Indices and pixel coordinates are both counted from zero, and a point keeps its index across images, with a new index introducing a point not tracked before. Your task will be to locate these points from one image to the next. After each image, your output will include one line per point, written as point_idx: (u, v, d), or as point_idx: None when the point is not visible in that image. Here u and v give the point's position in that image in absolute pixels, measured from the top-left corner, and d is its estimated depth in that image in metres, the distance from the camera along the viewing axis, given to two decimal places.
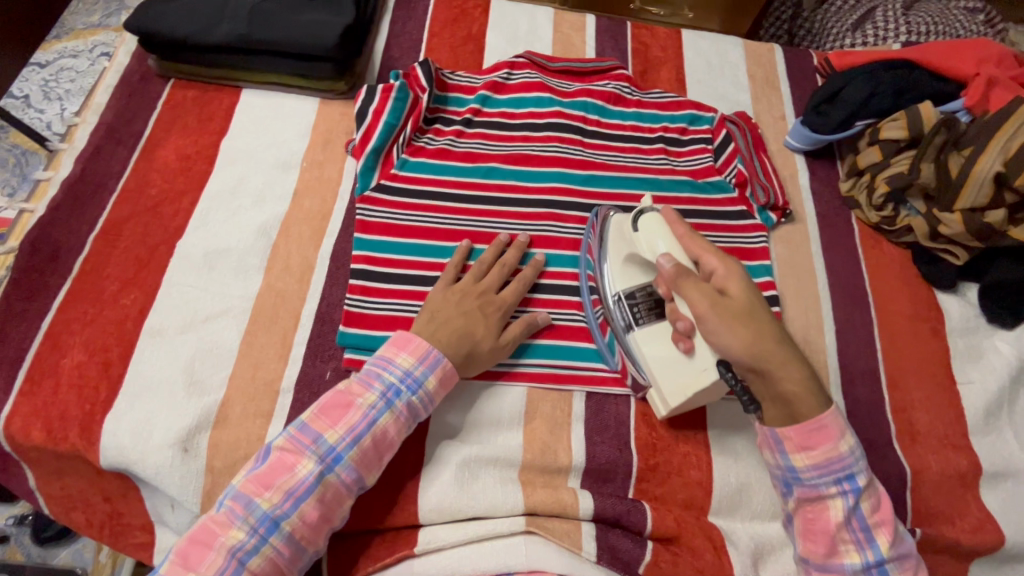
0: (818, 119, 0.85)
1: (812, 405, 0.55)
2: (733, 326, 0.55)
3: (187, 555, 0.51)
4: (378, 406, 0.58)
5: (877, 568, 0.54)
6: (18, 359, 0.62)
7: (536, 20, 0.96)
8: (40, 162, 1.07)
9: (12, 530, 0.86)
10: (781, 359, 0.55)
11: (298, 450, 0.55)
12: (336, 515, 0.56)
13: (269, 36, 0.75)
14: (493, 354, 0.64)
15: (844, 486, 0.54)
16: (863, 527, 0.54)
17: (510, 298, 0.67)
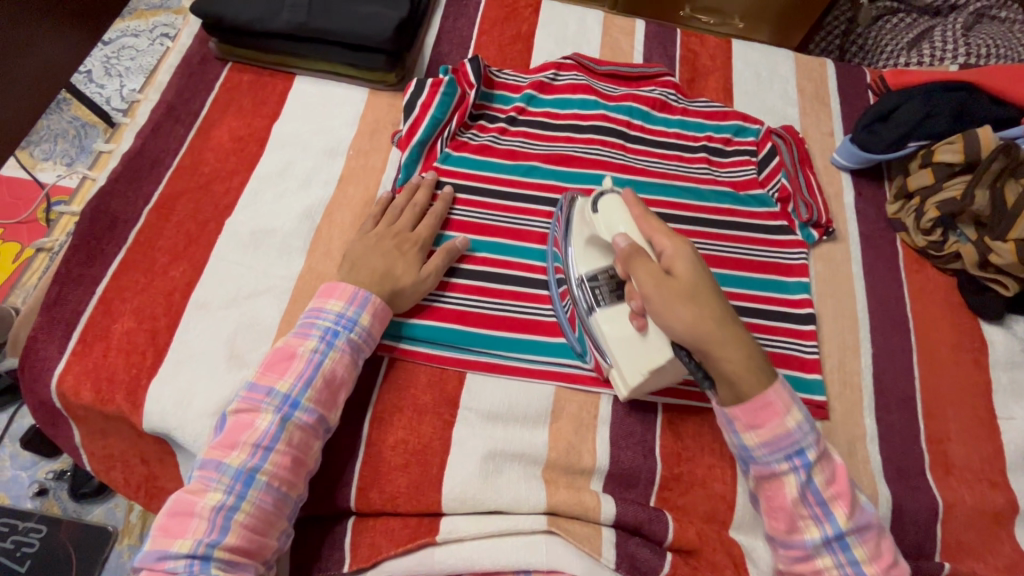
0: (868, 138, 0.83)
1: (756, 387, 0.53)
2: (675, 306, 0.53)
3: (170, 527, 0.52)
4: (319, 349, 0.60)
5: (837, 541, 0.53)
6: (73, 321, 0.65)
7: (586, 23, 0.97)
8: (98, 135, 1.12)
9: (53, 483, 0.91)
10: (724, 341, 0.53)
11: (252, 407, 0.57)
12: (308, 456, 0.58)
13: (326, 25, 0.77)
14: (416, 290, 0.67)
15: (796, 461, 0.53)
16: (819, 500, 0.54)
17: (427, 235, 0.71)
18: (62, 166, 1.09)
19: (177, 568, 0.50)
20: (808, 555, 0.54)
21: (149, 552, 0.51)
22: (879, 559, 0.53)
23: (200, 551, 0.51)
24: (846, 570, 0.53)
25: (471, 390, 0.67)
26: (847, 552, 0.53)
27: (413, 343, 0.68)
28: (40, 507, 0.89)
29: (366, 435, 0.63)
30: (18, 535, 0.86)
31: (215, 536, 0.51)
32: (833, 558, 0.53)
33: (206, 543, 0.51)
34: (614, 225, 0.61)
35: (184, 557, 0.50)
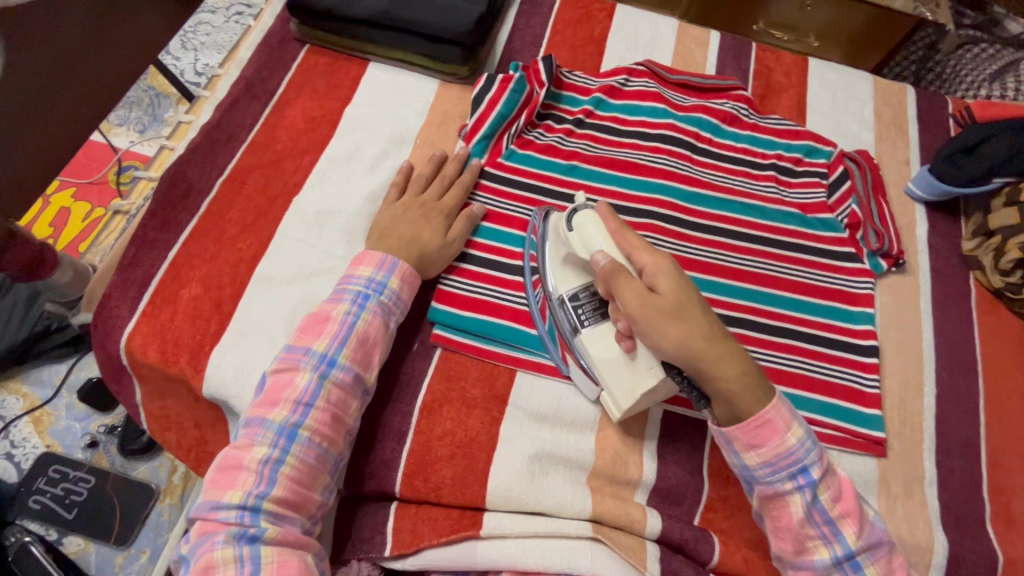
0: (948, 170, 0.80)
1: (757, 399, 0.52)
2: (664, 322, 0.52)
3: (219, 481, 0.52)
4: (352, 311, 0.61)
5: (848, 562, 0.53)
6: (144, 284, 0.67)
7: (659, 31, 0.96)
8: (171, 105, 1.16)
9: (104, 437, 0.95)
10: (719, 351, 0.52)
11: (291, 366, 0.58)
12: (347, 415, 0.58)
13: (407, 14, 0.78)
14: (442, 255, 0.69)
15: (799, 481, 0.53)
16: (825, 520, 0.53)
17: (453, 204, 0.72)
18: (134, 133, 1.13)
19: (228, 518, 0.50)
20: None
21: (201, 506, 0.52)
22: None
23: (250, 502, 0.51)
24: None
25: (520, 389, 0.66)
26: (859, 574, 0.52)
27: (465, 336, 0.68)
28: (90, 459, 0.94)
29: (415, 422, 0.64)
30: (68, 483, 0.91)
31: (264, 488, 0.52)
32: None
33: (255, 495, 0.51)
34: (594, 243, 0.59)
35: (234, 509, 0.50)
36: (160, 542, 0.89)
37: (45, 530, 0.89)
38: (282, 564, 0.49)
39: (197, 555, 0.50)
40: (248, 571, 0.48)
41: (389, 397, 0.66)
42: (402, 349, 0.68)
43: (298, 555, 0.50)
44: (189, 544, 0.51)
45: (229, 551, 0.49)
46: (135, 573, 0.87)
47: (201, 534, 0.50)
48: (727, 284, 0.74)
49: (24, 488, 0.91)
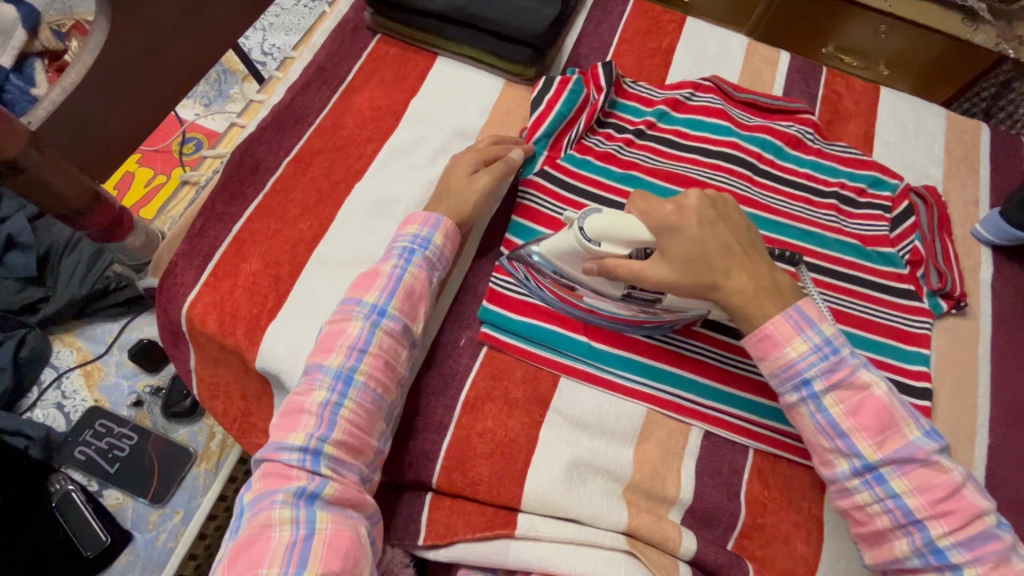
0: (1021, 216, 0.77)
1: (770, 314, 0.56)
2: (666, 274, 0.57)
3: (283, 424, 0.55)
4: (400, 266, 0.63)
5: (872, 475, 0.53)
6: (209, 255, 0.69)
7: (728, 47, 0.95)
8: (236, 82, 1.19)
9: (149, 398, 0.99)
10: (725, 281, 0.57)
11: (344, 317, 0.60)
12: (399, 364, 0.60)
13: (482, 12, 0.79)
14: (472, 193, 0.70)
15: (805, 393, 0.56)
16: (838, 433, 0.54)
17: (490, 150, 0.73)
18: (200, 106, 1.16)
19: (291, 460, 0.52)
20: (846, 489, 0.55)
21: (266, 456, 0.54)
22: (926, 492, 0.52)
23: (311, 445, 0.53)
24: (887, 502, 0.53)
25: (563, 393, 0.66)
26: (884, 485, 0.53)
27: (511, 336, 0.68)
28: (135, 417, 0.98)
29: (456, 417, 0.64)
30: (112, 438, 0.95)
31: (324, 431, 0.54)
32: (870, 492, 0.53)
33: (317, 438, 0.53)
34: (611, 238, 0.58)
35: (296, 451, 0.52)
36: (193, 504, 0.92)
37: (87, 480, 0.93)
38: (335, 533, 0.48)
39: (255, 510, 0.50)
40: (303, 533, 0.47)
41: (433, 388, 0.66)
42: (449, 342, 0.69)
43: (350, 526, 0.50)
44: (249, 494, 0.51)
45: (286, 513, 0.48)
46: (168, 532, 0.91)
47: (263, 489, 0.51)
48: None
49: (71, 439, 0.95)
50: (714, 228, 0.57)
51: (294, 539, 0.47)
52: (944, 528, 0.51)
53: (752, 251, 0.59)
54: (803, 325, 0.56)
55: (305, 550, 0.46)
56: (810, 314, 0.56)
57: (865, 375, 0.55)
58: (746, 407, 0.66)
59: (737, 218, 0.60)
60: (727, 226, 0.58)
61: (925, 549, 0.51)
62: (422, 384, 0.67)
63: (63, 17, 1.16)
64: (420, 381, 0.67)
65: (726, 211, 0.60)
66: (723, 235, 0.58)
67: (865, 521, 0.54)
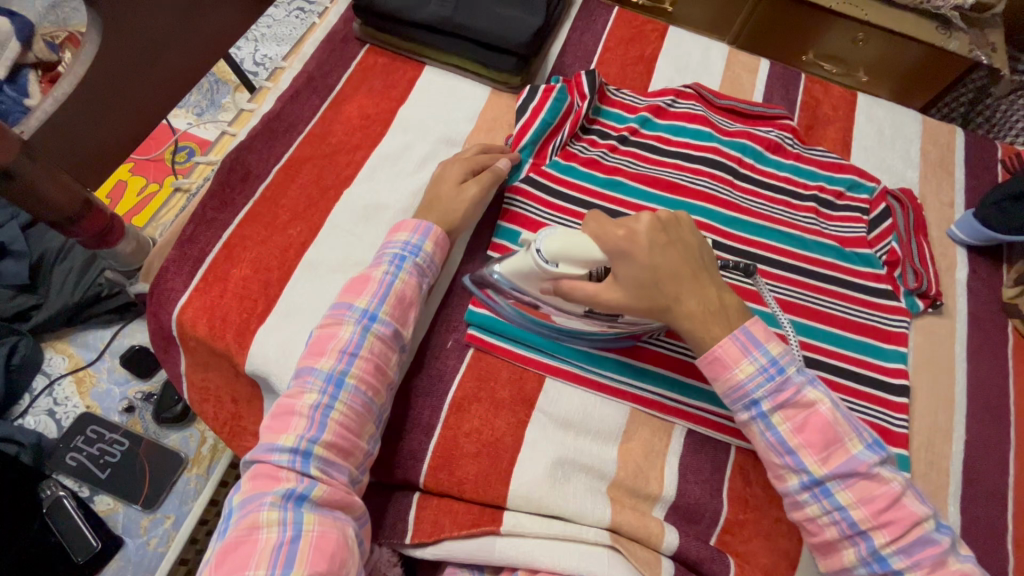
0: (994, 217, 0.79)
1: (719, 339, 0.57)
2: (619, 298, 0.58)
3: (275, 426, 0.56)
4: (390, 271, 0.64)
5: (820, 489, 0.55)
6: (199, 260, 0.71)
7: (709, 55, 0.97)
8: (228, 92, 1.21)
9: (140, 404, 1.00)
10: (676, 305, 0.58)
11: (336, 321, 0.61)
12: (389, 368, 0.62)
13: (468, 23, 0.81)
14: (463, 202, 0.71)
15: (754, 411, 0.57)
16: (787, 449, 0.56)
17: (477, 160, 0.74)
18: (192, 115, 1.18)
19: (281, 461, 0.53)
20: (797, 502, 0.56)
21: (258, 458, 0.54)
22: (868, 503, 0.53)
23: (302, 446, 0.54)
24: (835, 514, 0.54)
25: (549, 394, 0.68)
26: (830, 498, 0.54)
27: (498, 338, 0.70)
28: (126, 423, 0.98)
29: (444, 417, 0.66)
30: (104, 444, 0.95)
31: (315, 432, 0.55)
32: (819, 505, 0.55)
33: (307, 440, 0.54)
34: (567, 258, 0.59)
35: (287, 452, 0.53)
36: (184, 509, 0.93)
37: (79, 486, 0.93)
38: (322, 535, 0.49)
39: (244, 512, 0.50)
40: (290, 535, 0.48)
41: (421, 389, 0.67)
42: (436, 345, 0.70)
43: (337, 527, 0.51)
44: (239, 496, 0.52)
45: (274, 515, 0.49)
46: (159, 536, 0.91)
47: (252, 491, 0.51)
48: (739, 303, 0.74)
49: (62, 445, 0.95)
50: (667, 249, 0.58)
51: (281, 540, 0.47)
52: (886, 537, 0.52)
53: (701, 274, 0.59)
54: (750, 346, 0.57)
55: (291, 552, 0.47)
56: (757, 335, 0.57)
57: (810, 393, 0.56)
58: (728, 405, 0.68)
59: (692, 238, 0.60)
60: (682, 247, 0.59)
61: (870, 558, 0.53)
62: (410, 387, 0.68)
63: (57, 28, 1.18)
64: (407, 384, 0.68)
65: (680, 228, 0.60)
66: (675, 257, 0.58)
67: (816, 533, 0.55)
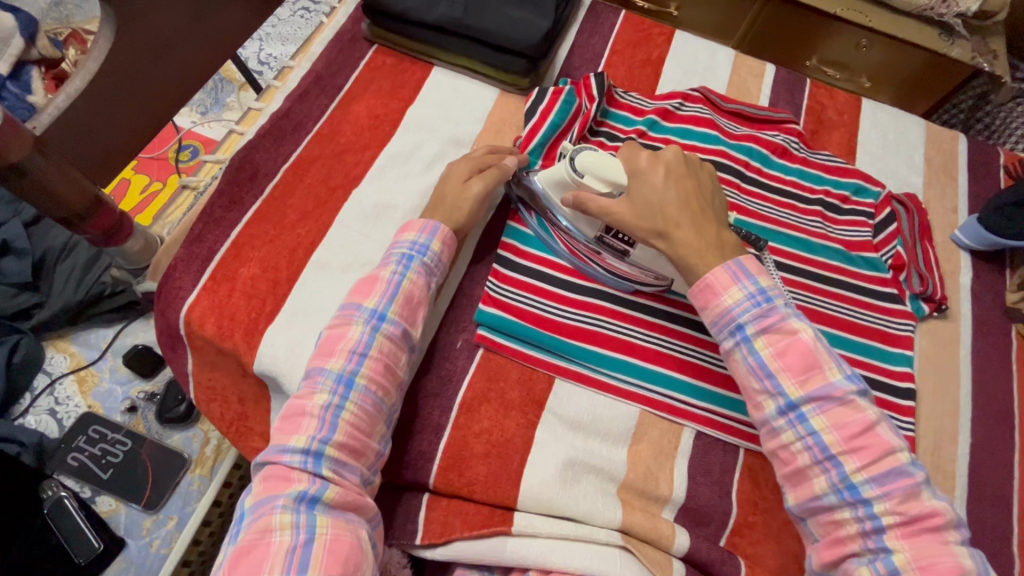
0: (998, 222, 0.80)
1: (711, 266, 0.59)
2: (624, 212, 0.63)
3: (285, 427, 0.56)
4: (398, 271, 0.64)
5: (795, 413, 0.55)
6: (207, 259, 0.70)
7: (715, 59, 0.98)
8: (233, 90, 1.20)
9: (142, 404, 0.99)
10: (672, 230, 0.61)
11: (345, 321, 0.61)
12: (398, 368, 0.61)
13: (477, 25, 0.81)
14: (471, 201, 0.71)
15: (738, 337, 0.58)
16: (767, 373, 0.56)
17: (483, 158, 0.74)
18: (197, 114, 1.17)
19: (292, 463, 0.53)
20: (773, 429, 0.56)
21: (268, 461, 0.54)
22: (841, 428, 0.53)
23: (313, 447, 0.53)
24: (807, 440, 0.54)
25: (558, 395, 0.68)
26: (805, 423, 0.54)
27: (508, 339, 0.69)
28: (128, 423, 0.97)
29: (453, 418, 0.65)
30: (106, 444, 0.95)
31: (325, 433, 0.55)
32: (793, 431, 0.55)
33: (318, 440, 0.54)
34: (593, 174, 0.65)
35: (298, 453, 0.53)
36: (187, 510, 0.92)
37: (80, 487, 0.92)
38: (335, 538, 0.48)
39: (256, 515, 0.50)
40: (303, 538, 0.47)
41: (430, 390, 0.67)
42: (445, 345, 0.70)
43: (350, 529, 0.50)
44: (251, 498, 0.52)
45: (286, 518, 0.49)
46: (161, 538, 0.90)
47: (265, 495, 0.51)
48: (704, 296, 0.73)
49: (63, 445, 0.94)
50: (683, 181, 0.63)
51: (294, 543, 0.47)
52: (855, 463, 0.52)
53: (708, 211, 0.63)
54: (739, 275, 0.58)
55: (305, 555, 0.46)
56: (748, 266, 0.59)
57: (795, 322, 0.57)
58: (737, 408, 0.68)
59: (707, 181, 0.65)
60: (695, 183, 0.64)
61: (839, 484, 0.52)
62: (419, 387, 0.68)
63: (60, 25, 1.17)
64: (416, 385, 0.68)
65: (703, 173, 0.65)
66: (687, 188, 0.63)
67: (788, 460, 0.55)
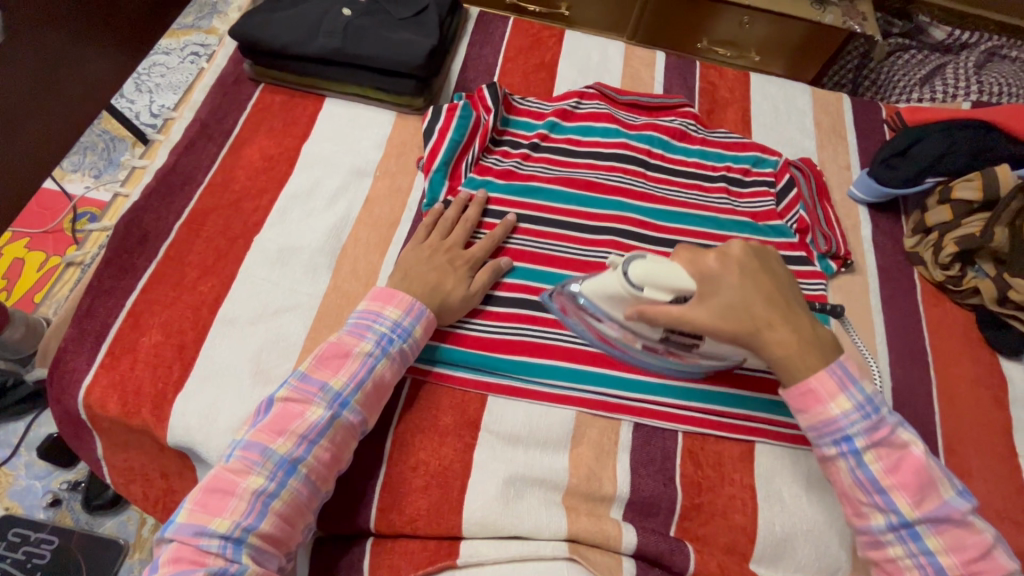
0: (886, 172, 0.84)
1: (813, 368, 0.57)
2: (703, 318, 0.57)
3: (208, 505, 0.52)
4: (373, 354, 0.61)
5: (907, 532, 0.54)
6: (102, 334, 0.66)
7: (607, 54, 1.00)
8: (126, 148, 1.16)
9: (67, 494, 0.93)
10: (764, 331, 0.58)
11: (304, 399, 0.57)
12: (345, 455, 0.59)
13: (360, 51, 0.80)
14: (466, 305, 0.69)
15: (844, 447, 0.56)
16: (877, 488, 0.55)
17: (478, 252, 0.71)
18: (90, 178, 1.12)
19: (210, 547, 0.50)
20: (878, 541, 0.55)
21: (178, 526, 0.51)
22: (959, 551, 0.52)
23: (235, 534, 0.51)
24: (919, 558, 0.53)
25: (493, 413, 0.67)
26: (919, 542, 0.53)
27: (433, 364, 0.68)
28: (53, 518, 0.91)
29: (387, 456, 0.64)
30: (30, 546, 0.88)
31: (252, 520, 0.52)
32: (904, 546, 0.54)
33: (242, 526, 0.51)
34: (654, 284, 0.57)
35: (217, 538, 0.50)
36: None
37: None
38: None
39: None
40: None
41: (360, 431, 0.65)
42: None
43: None
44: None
45: None
46: None
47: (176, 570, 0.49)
48: (567, 274, 0.74)
49: None
50: (757, 278, 0.60)
51: None
52: None
53: (792, 304, 0.60)
54: (847, 379, 0.56)
55: None
56: (852, 370, 0.57)
57: (903, 433, 0.56)
58: (673, 394, 0.69)
59: (777, 267, 0.62)
60: (771, 278, 0.60)
61: None
62: None
63: None
64: None
65: (770, 262, 0.62)
66: (765, 284, 0.60)
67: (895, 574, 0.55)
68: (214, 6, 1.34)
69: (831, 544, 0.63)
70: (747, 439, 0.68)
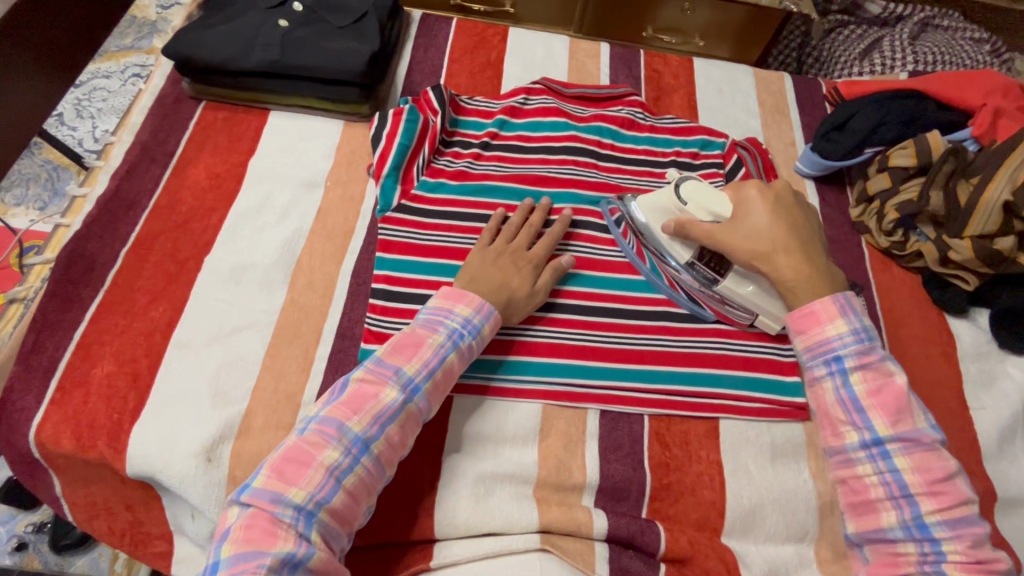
0: (827, 146, 0.87)
1: (818, 293, 0.63)
2: (727, 234, 0.68)
3: (287, 471, 0.52)
4: (445, 345, 0.61)
5: (878, 450, 0.57)
6: (50, 369, 0.64)
7: (552, 48, 1.00)
8: (71, 177, 1.13)
9: (33, 537, 0.91)
10: (779, 254, 0.66)
11: (378, 381, 0.57)
12: (410, 441, 0.58)
13: (300, 62, 0.80)
14: (532, 304, 0.69)
15: (832, 367, 0.61)
16: (858, 407, 0.59)
17: (543, 253, 0.72)
18: (34, 211, 1.09)
19: (283, 516, 0.50)
20: (849, 458, 0.59)
21: (254, 489, 0.51)
22: (924, 471, 0.56)
23: (309, 506, 0.51)
24: (886, 475, 0.57)
25: (458, 414, 0.66)
26: (887, 460, 0.57)
27: None
28: (19, 563, 0.89)
29: None
30: None
31: (325, 493, 0.52)
32: (873, 465, 0.57)
33: (316, 499, 0.51)
34: (695, 203, 0.70)
35: (292, 508, 0.50)
36: None
37: None
38: None
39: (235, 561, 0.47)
40: None
41: None
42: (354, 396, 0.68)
43: None
44: (227, 547, 0.48)
45: None
46: None
47: (246, 545, 0.48)
48: None
49: None
50: (790, 212, 0.69)
51: None
52: (933, 505, 0.55)
53: (816, 243, 0.68)
54: (845, 309, 0.62)
55: None
56: (853, 304, 0.63)
57: (890, 365, 0.60)
58: (637, 378, 0.69)
59: (813, 215, 0.71)
60: (802, 217, 0.69)
61: (910, 522, 0.55)
62: None
63: None
64: None
65: (806, 207, 0.71)
66: (796, 219, 0.68)
67: (860, 491, 0.58)
68: (153, 24, 1.31)
69: (798, 511, 0.65)
70: (712, 417, 0.69)
